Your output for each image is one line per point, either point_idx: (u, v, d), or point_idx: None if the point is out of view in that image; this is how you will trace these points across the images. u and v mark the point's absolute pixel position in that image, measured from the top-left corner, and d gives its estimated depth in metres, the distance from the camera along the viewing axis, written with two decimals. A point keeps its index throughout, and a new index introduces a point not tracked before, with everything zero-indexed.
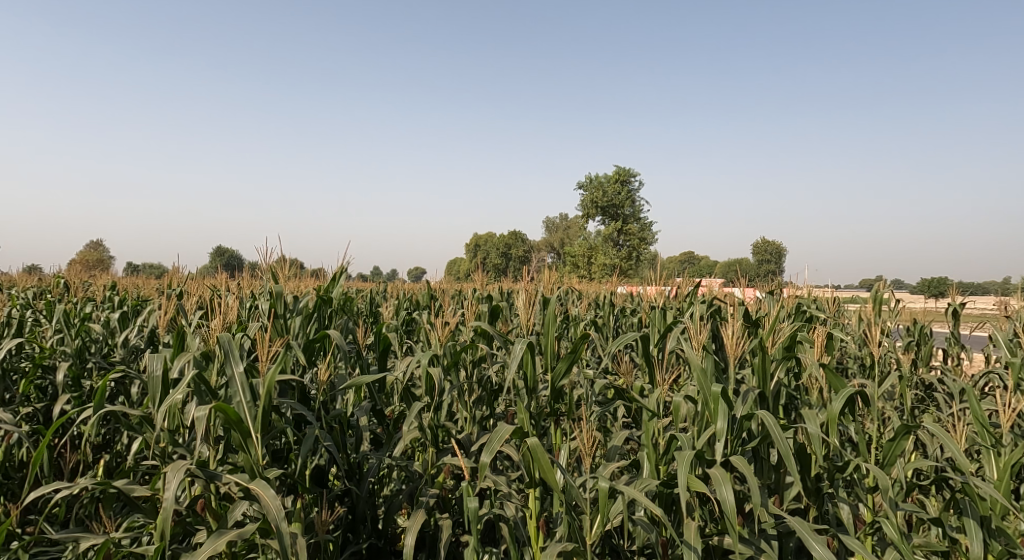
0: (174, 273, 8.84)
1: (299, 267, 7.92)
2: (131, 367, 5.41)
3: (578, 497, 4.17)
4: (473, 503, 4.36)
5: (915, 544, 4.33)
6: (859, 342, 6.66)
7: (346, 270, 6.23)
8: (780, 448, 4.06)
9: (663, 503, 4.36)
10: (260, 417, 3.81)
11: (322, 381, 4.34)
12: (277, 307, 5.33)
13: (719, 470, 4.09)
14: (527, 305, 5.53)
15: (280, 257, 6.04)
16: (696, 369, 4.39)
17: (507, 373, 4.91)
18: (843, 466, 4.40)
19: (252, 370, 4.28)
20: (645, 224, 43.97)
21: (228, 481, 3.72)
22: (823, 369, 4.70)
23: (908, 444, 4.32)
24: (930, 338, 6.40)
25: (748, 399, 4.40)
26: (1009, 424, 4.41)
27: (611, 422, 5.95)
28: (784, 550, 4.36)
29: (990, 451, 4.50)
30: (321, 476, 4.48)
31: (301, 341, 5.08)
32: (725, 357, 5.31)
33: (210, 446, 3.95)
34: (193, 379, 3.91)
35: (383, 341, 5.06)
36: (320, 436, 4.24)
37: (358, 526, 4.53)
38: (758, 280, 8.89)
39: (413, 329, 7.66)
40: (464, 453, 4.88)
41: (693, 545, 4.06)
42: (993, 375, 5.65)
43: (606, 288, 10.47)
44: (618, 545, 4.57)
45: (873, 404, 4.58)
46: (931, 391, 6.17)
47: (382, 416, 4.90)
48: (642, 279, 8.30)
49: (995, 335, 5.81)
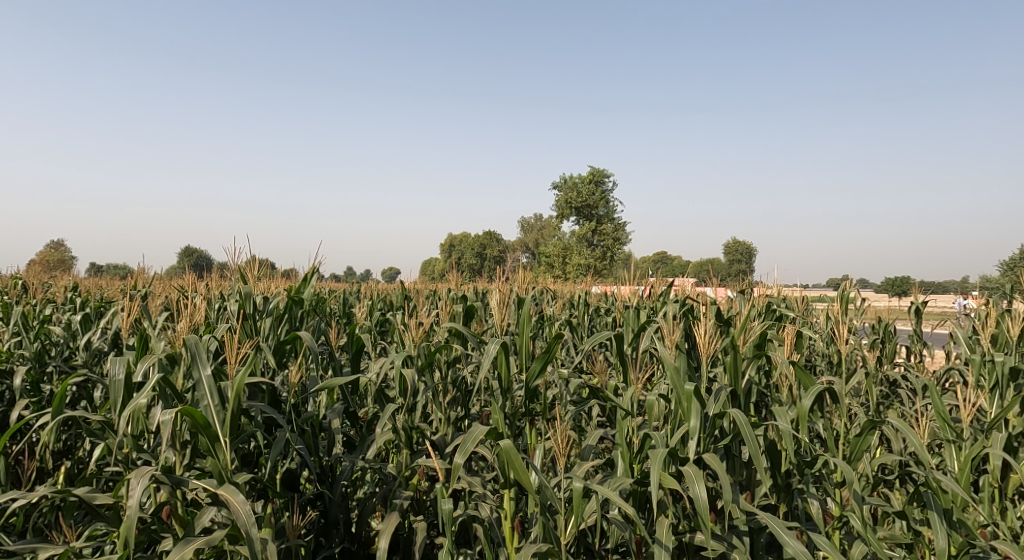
0: (138, 273, 8.66)
1: (270, 266, 7.74)
2: (94, 370, 5.28)
3: (552, 497, 4.18)
4: (448, 504, 4.34)
5: (880, 537, 4.43)
6: (826, 340, 6.81)
7: (319, 270, 6.13)
8: (752, 446, 4.09)
9: (637, 501, 4.41)
10: (228, 421, 3.73)
11: (293, 383, 4.27)
12: (245, 307, 5.13)
13: (691, 468, 4.12)
14: (501, 305, 5.52)
15: (250, 257, 5.89)
16: (669, 367, 4.43)
17: (480, 373, 4.90)
18: (813, 462, 4.46)
19: (221, 373, 4.18)
20: (619, 224, 44.33)
21: (196, 486, 3.63)
22: (792, 367, 4.75)
23: (874, 439, 4.34)
24: (894, 336, 6.50)
25: (721, 397, 4.45)
26: (970, 419, 4.50)
27: (585, 422, 6.03)
28: (755, 546, 4.41)
29: (952, 444, 4.61)
30: (293, 479, 4.36)
31: (271, 343, 4.99)
32: (697, 356, 5.32)
33: (176, 451, 3.83)
34: (158, 383, 3.80)
35: (356, 342, 5.00)
36: (292, 440, 4.19)
37: (330, 530, 4.51)
38: (728, 279, 8.99)
39: (387, 329, 7.62)
40: (439, 454, 4.87)
41: (667, 543, 4.09)
42: (955, 371, 5.76)
43: (580, 288, 10.47)
44: (592, 544, 4.58)
45: (842, 401, 4.64)
46: (896, 387, 6.30)
47: (355, 418, 4.88)
48: (616, 279, 8.35)
49: (956, 332, 5.88)
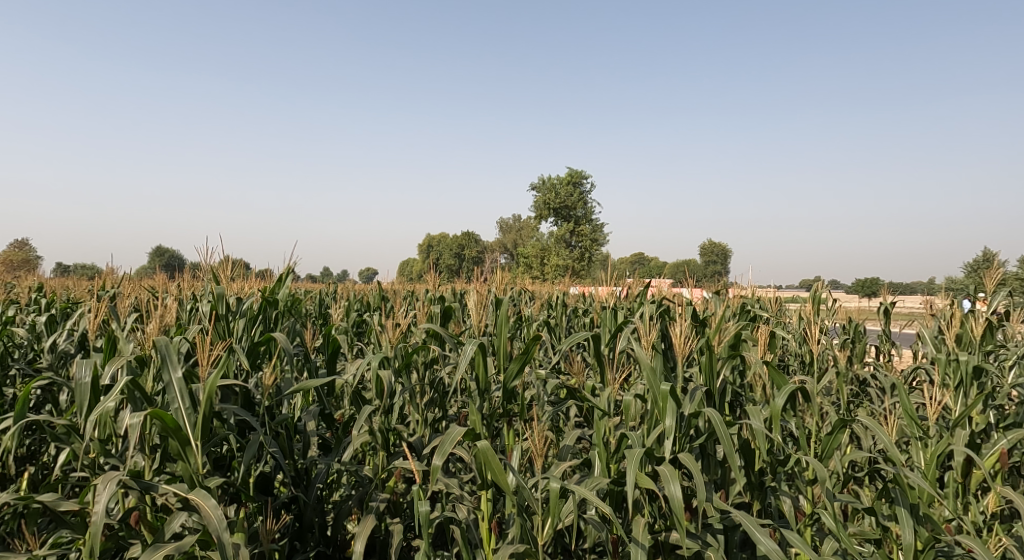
0: (106, 274, 8.49)
1: (244, 266, 7.63)
2: (59, 373, 5.16)
3: (530, 498, 4.18)
4: (425, 506, 4.32)
5: (850, 533, 4.50)
6: (799, 340, 6.91)
7: (294, 271, 6.06)
8: (726, 445, 4.13)
9: (614, 501, 4.44)
10: (200, 424, 3.67)
11: (267, 385, 4.22)
12: (218, 309, 5.06)
13: (667, 467, 4.15)
14: (479, 307, 5.52)
15: (223, 257, 5.81)
16: (645, 367, 4.46)
17: (458, 375, 4.88)
18: (786, 460, 4.52)
19: (193, 375, 4.11)
20: (597, 225, 44.55)
21: (166, 491, 3.57)
22: (766, 367, 4.81)
23: (845, 437, 4.41)
24: (864, 336, 6.61)
25: (696, 397, 4.49)
26: (936, 417, 4.60)
27: (563, 422, 6.05)
28: (729, 544, 4.45)
29: (919, 441, 4.70)
30: (267, 483, 4.33)
31: (244, 344, 4.92)
32: (673, 356, 5.36)
33: (145, 455, 3.76)
34: (127, 386, 3.73)
35: (332, 343, 4.95)
36: (266, 443, 4.13)
37: (305, 534, 4.47)
38: (703, 281, 9.08)
39: (363, 331, 7.56)
40: (416, 456, 4.85)
41: (643, 542, 4.12)
42: (922, 370, 5.88)
43: (558, 289, 10.50)
44: (569, 544, 4.59)
45: (814, 400, 4.71)
46: (866, 386, 6.41)
47: (331, 420, 4.84)
48: (594, 281, 8.39)
49: (923, 331, 6.00)
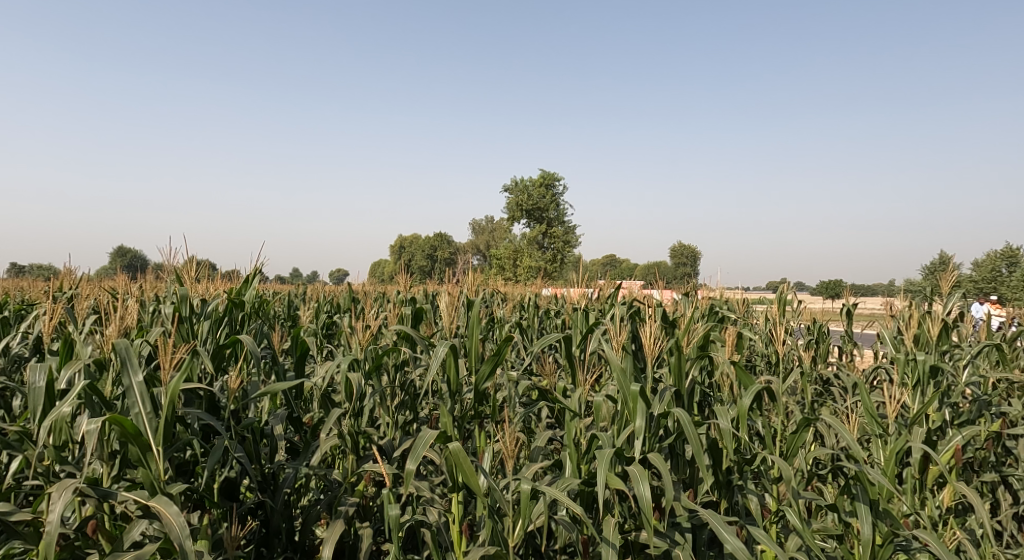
0: (64, 275, 8.24)
1: (210, 267, 7.49)
2: (13, 377, 4.99)
3: (500, 500, 4.17)
4: (395, 510, 4.28)
5: (814, 529, 4.58)
6: (766, 340, 7.01)
7: (261, 271, 5.96)
8: (694, 444, 4.16)
9: (584, 501, 4.45)
10: (161, 429, 3.58)
11: (232, 389, 4.14)
12: (181, 311, 4.94)
13: (636, 467, 4.17)
14: (450, 308, 5.49)
15: (187, 258, 5.69)
16: (615, 368, 4.47)
17: (429, 377, 4.84)
18: (752, 459, 4.57)
19: (154, 379, 4.01)
20: (569, 227, 44.76)
21: (125, 499, 3.47)
22: (734, 367, 4.87)
23: (809, 436, 4.48)
24: (828, 336, 6.73)
25: (665, 397, 4.52)
26: (895, 415, 4.70)
27: (535, 424, 6.06)
28: (698, 542, 4.49)
29: (879, 439, 4.80)
30: (233, 488, 4.25)
31: (209, 347, 4.82)
32: (643, 357, 5.40)
33: (103, 462, 3.66)
34: (84, 390, 3.62)
35: (300, 346, 4.88)
36: (231, 447, 4.05)
37: (272, 540, 4.39)
38: (673, 282, 9.17)
39: (333, 333, 7.48)
40: (386, 459, 4.79)
41: (613, 542, 4.13)
42: (883, 369, 6.01)
43: (530, 291, 10.52)
44: (540, 545, 4.59)
45: (779, 400, 4.78)
46: (830, 386, 6.53)
47: (299, 423, 4.76)
48: (565, 282, 8.41)
49: (883, 332, 6.13)
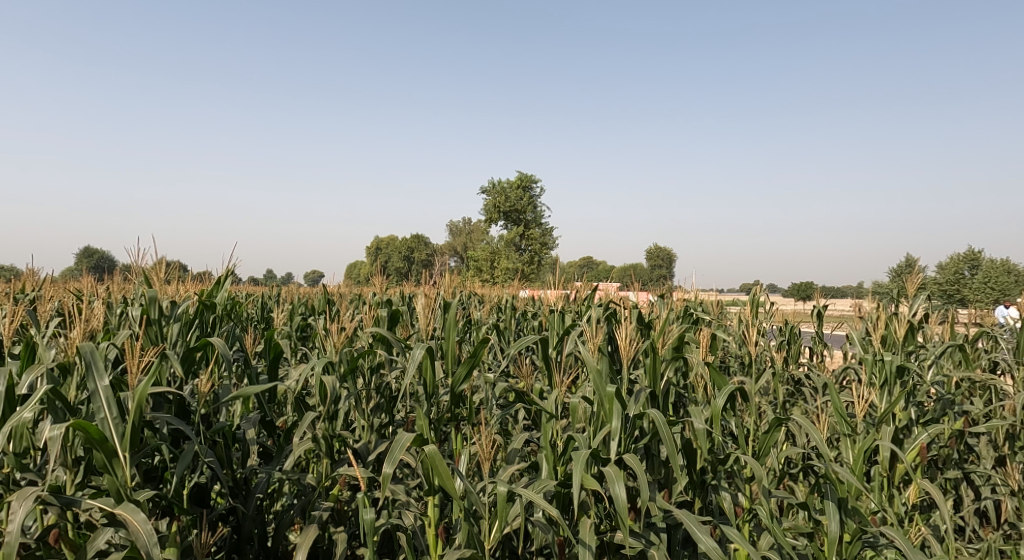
0: (27, 276, 8.01)
1: (180, 269, 7.35)
2: None
3: (476, 503, 4.14)
4: (370, 514, 4.23)
5: (785, 528, 4.63)
6: (740, 341, 7.09)
7: (233, 273, 5.86)
8: (669, 445, 4.18)
9: (560, 503, 4.45)
10: (128, 435, 3.50)
11: (203, 393, 4.06)
12: (150, 313, 4.84)
13: (612, 468, 4.18)
14: (426, 310, 5.46)
15: (156, 259, 5.57)
16: (591, 370, 4.48)
17: (405, 379, 4.80)
18: (726, 458, 4.61)
19: (121, 383, 3.92)
20: (546, 229, 44.88)
21: (90, 507, 3.39)
22: (708, 368, 4.90)
23: (781, 435, 4.53)
24: (799, 337, 6.82)
25: (641, 398, 4.54)
26: (864, 414, 4.78)
27: (511, 426, 6.05)
28: (673, 542, 4.52)
29: (848, 438, 4.87)
30: (203, 494, 4.18)
31: (179, 350, 4.73)
32: (619, 358, 5.42)
33: (67, 469, 3.57)
34: (47, 395, 3.52)
35: (273, 348, 4.81)
36: (201, 452, 3.97)
37: (244, 546, 4.32)
38: (649, 284, 9.22)
39: (307, 335, 7.39)
40: (361, 463, 4.73)
41: (589, 543, 4.13)
42: (852, 370, 6.11)
43: (507, 292, 10.50)
44: (517, 547, 4.58)
45: (752, 400, 4.82)
46: (801, 386, 6.62)
47: (272, 427, 4.69)
48: (542, 284, 8.41)
49: (852, 333, 6.24)
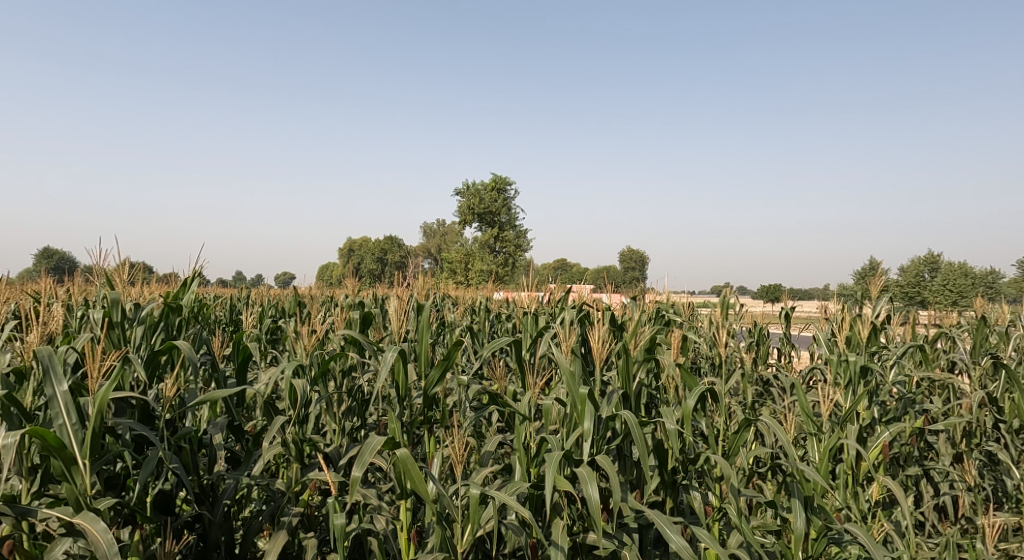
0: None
1: (144, 270, 7.17)
2: None
3: (449, 506, 4.11)
4: (340, 519, 4.17)
5: (754, 526, 4.68)
6: (711, 342, 7.15)
7: (199, 275, 5.73)
8: (640, 446, 4.19)
9: (533, 505, 4.44)
10: (87, 441, 3.40)
11: (167, 397, 3.95)
12: (112, 316, 4.71)
13: (584, 470, 4.17)
14: (399, 312, 5.40)
15: (119, 260, 5.42)
16: (564, 371, 4.47)
17: (376, 382, 4.75)
18: (697, 458, 4.64)
19: (82, 388, 3.80)
20: (520, 231, 44.90)
21: (47, 516, 3.28)
22: (679, 369, 4.93)
23: (750, 435, 4.57)
24: (768, 338, 6.90)
25: (613, 400, 4.55)
26: (830, 413, 4.85)
27: (485, 427, 6.03)
28: (644, 542, 4.54)
29: (815, 437, 4.94)
30: (167, 501, 4.08)
31: (143, 354, 4.61)
32: (591, 360, 5.43)
33: (23, 477, 3.46)
34: (2, 401, 3.40)
35: (242, 351, 4.71)
36: (166, 458, 3.88)
37: (210, 553, 4.23)
38: (621, 286, 9.26)
39: (276, 337, 7.26)
40: (333, 467, 4.60)
41: (562, 545, 4.12)
42: (818, 370, 6.20)
43: (480, 294, 10.46)
44: (489, 550, 4.56)
45: (722, 401, 4.86)
46: (770, 386, 6.70)
47: (240, 432, 4.60)
48: (515, 286, 8.39)
49: (820, 334, 6.33)
